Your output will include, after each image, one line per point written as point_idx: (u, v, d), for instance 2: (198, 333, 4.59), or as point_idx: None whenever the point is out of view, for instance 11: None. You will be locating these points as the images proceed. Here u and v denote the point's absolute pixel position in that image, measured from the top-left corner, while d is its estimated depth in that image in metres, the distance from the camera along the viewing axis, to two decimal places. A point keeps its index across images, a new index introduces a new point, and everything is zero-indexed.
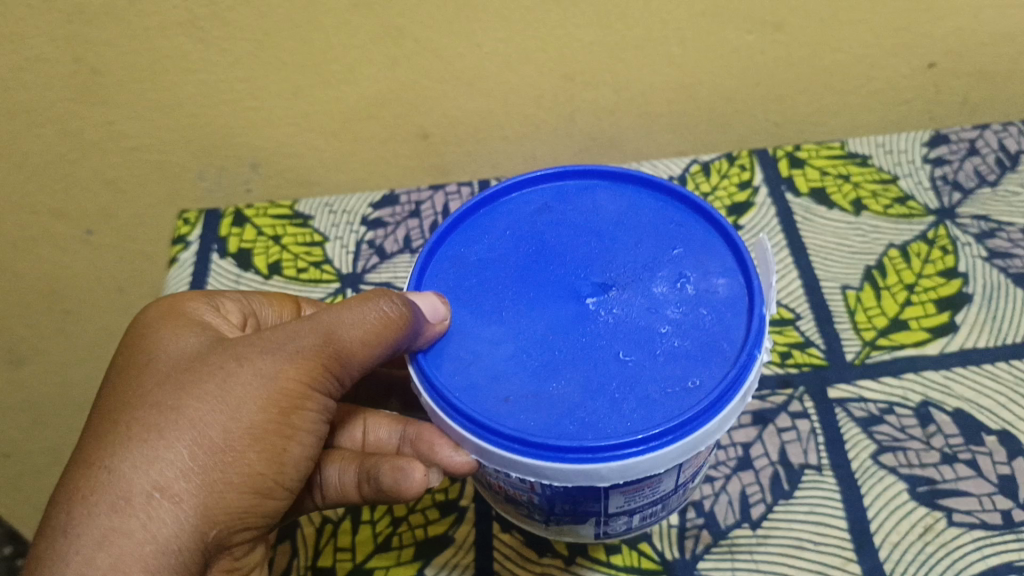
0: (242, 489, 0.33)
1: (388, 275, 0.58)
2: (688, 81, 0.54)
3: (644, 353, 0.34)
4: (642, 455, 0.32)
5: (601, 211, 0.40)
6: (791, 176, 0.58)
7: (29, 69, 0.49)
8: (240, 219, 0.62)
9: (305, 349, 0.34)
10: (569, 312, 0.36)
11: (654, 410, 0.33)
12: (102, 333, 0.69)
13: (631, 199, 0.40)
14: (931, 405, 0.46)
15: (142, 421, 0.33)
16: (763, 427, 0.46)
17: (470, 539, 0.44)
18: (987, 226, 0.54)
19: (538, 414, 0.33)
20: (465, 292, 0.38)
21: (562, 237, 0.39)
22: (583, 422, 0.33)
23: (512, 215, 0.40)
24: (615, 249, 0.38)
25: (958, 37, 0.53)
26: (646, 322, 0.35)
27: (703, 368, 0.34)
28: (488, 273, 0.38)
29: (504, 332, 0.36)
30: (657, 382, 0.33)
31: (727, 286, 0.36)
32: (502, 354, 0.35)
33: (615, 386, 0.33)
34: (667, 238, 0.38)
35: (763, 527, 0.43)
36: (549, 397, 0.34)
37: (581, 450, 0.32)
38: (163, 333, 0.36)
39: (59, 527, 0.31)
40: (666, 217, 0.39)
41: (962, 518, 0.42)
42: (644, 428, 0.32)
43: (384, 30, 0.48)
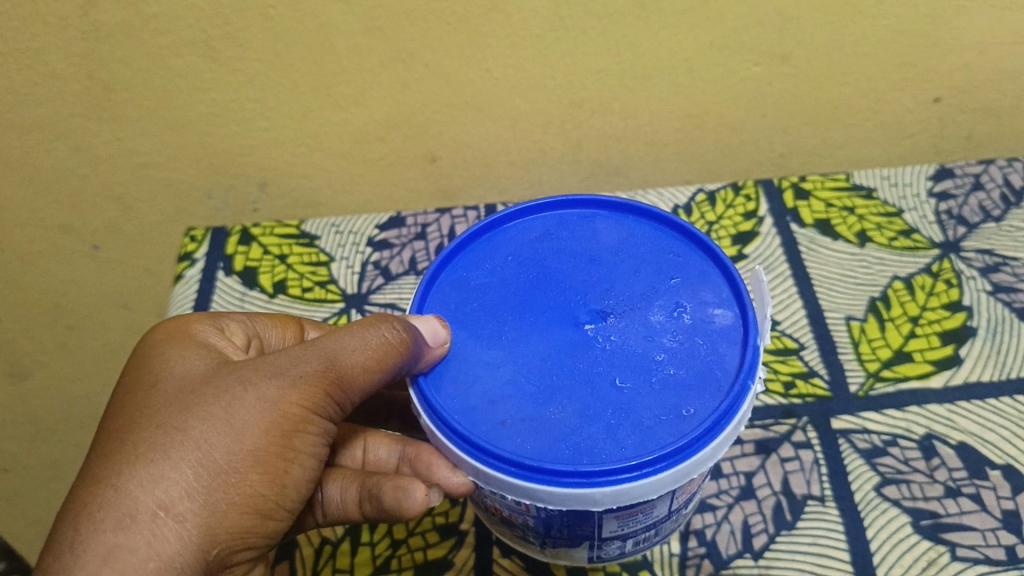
0: (245, 510, 0.33)
1: (393, 296, 0.58)
2: (695, 110, 0.54)
3: (640, 380, 0.34)
4: (637, 481, 0.32)
5: (601, 239, 0.40)
6: (796, 207, 0.58)
7: (43, 84, 0.50)
8: (246, 237, 0.62)
9: (310, 374, 0.35)
10: (569, 336, 0.36)
11: (649, 436, 0.33)
12: (105, 348, 0.69)
13: (631, 228, 0.40)
14: (935, 438, 0.46)
15: (147, 441, 0.33)
16: (766, 456, 0.46)
17: (469, 564, 0.43)
18: (991, 261, 0.54)
19: (534, 438, 0.33)
20: (466, 316, 0.38)
21: (563, 263, 0.39)
22: (578, 447, 0.33)
23: (514, 241, 0.40)
24: (615, 276, 0.38)
25: (964, 72, 0.53)
26: (643, 350, 0.35)
27: (699, 398, 0.34)
28: (489, 296, 0.38)
29: (504, 355, 0.36)
30: (652, 408, 0.33)
31: (723, 316, 0.36)
32: (502, 376, 0.35)
33: (612, 411, 0.33)
34: (666, 266, 0.39)
35: (765, 558, 0.42)
36: (546, 422, 0.33)
37: (576, 475, 0.32)
38: (169, 355, 0.36)
39: (64, 542, 0.31)
40: (665, 246, 0.39)
41: (966, 553, 0.42)
42: (638, 455, 0.32)
43: (396, 54, 0.49)
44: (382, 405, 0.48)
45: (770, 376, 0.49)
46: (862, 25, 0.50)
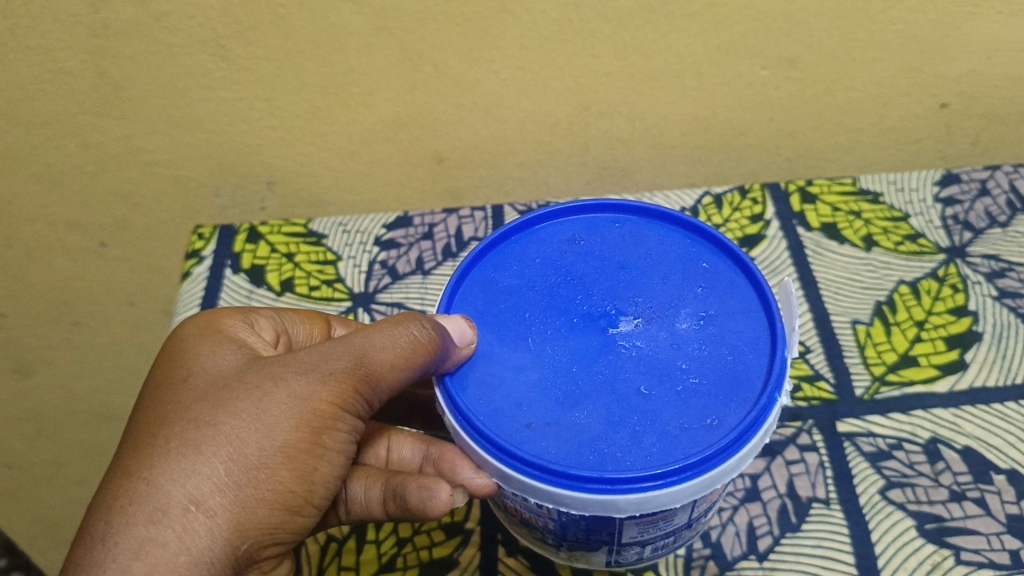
0: (274, 506, 0.33)
1: (400, 296, 0.57)
2: (703, 114, 0.55)
3: (665, 388, 0.34)
4: (661, 491, 0.32)
5: (631, 245, 0.40)
6: (802, 211, 0.57)
7: (53, 81, 0.50)
8: (253, 236, 0.60)
9: (338, 371, 0.35)
10: (593, 342, 0.36)
11: (674, 445, 0.33)
12: (109, 346, 0.70)
13: (660, 235, 0.40)
14: (940, 442, 0.46)
15: (179, 436, 0.33)
16: (771, 459, 0.46)
17: (474, 562, 0.43)
18: (997, 266, 0.53)
19: (560, 441, 0.33)
20: (493, 318, 0.38)
21: (591, 267, 0.39)
22: (603, 453, 0.33)
23: (543, 243, 0.40)
24: (642, 282, 0.38)
25: (969, 79, 0.54)
26: (668, 357, 0.35)
27: (726, 408, 0.34)
28: (516, 299, 0.38)
29: (529, 358, 0.36)
30: (677, 418, 0.34)
31: (750, 326, 0.36)
32: (526, 380, 0.35)
33: (637, 419, 0.34)
34: (694, 274, 0.39)
35: (770, 560, 0.42)
36: (571, 426, 0.34)
37: (601, 481, 0.32)
38: (201, 350, 0.37)
39: (98, 533, 0.31)
40: (693, 254, 0.39)
41: (969, 556, 0.42)
42: (663, 463, 0.32)
43: (405, 55, 0.49)
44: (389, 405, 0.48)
45: None
46: (871, 31, 0.50)
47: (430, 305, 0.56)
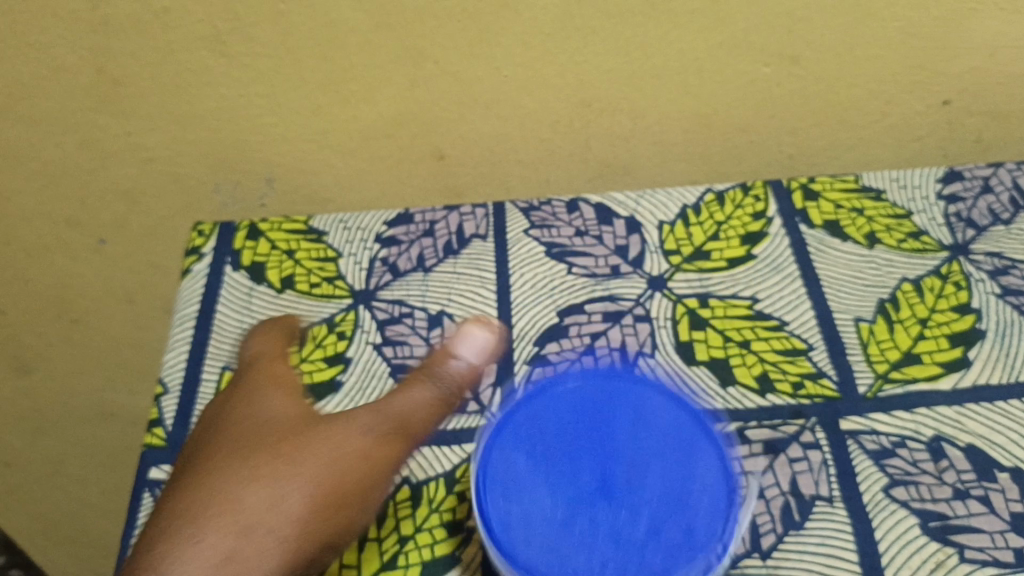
0: (321, 543, 0.37)
1: (400, 293, 0.53)
2: (704, 111, 0.56)
3: (630, 514, 0.35)
4: (649, 572, 0.34)
5: (632, 393, 0.39)
6: (804, 209, 0.57)
7: (51, 79, 0.51)
8: (253, 232, 0.58)
9: (385, 432, 0.40)
10: (585, 443, 0.37)
11: (628, 564, 0.34)
12: (108, 342, 0.71)
13: (655, 397, 0.39)
14: (944, 440, 0.45)
15: (266, 465, 0.38)
16: (774, 456, 0.45)
17: (477, 559, 0.42)
18: (1000, 263, 0.53)
19: (541, 532, 0.35)
20: (501, 421, 0.39)
21: (593, 396, 0.39)
22: (568, 554, 0.35)
23: (556, 374, 0.40)
24: (626, 418, 0.38)
25: (973, 76, 0.55)
26: (639, 491, 0.36)
27: (701, 499, 0.36)
28: (523, 403, 0.39)
29: (520, 460, 0.37)
30: (639, 535, 0.35)
31: (709, 499, 0.36)
32: (516, 468, 0.37)
33: (624, 510, 0.35)
34: (677, 443, 0.37)
35: (774, 557, 0.42)
36: (547, 524, 0.35)
37: (556, 570, 0.34)
38: (265, 392, 0.42)
39: (179, 530, 0.36)
40: (678, 424, 0.38)
41: (973, 555, 0.42)
42: (619, 573, 0.34)
43: (406, 50, 0.50)
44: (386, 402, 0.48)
45: (778, 376, 0.48)
46: (872, 28, 0.51)
47: (430, 305, 0.52)
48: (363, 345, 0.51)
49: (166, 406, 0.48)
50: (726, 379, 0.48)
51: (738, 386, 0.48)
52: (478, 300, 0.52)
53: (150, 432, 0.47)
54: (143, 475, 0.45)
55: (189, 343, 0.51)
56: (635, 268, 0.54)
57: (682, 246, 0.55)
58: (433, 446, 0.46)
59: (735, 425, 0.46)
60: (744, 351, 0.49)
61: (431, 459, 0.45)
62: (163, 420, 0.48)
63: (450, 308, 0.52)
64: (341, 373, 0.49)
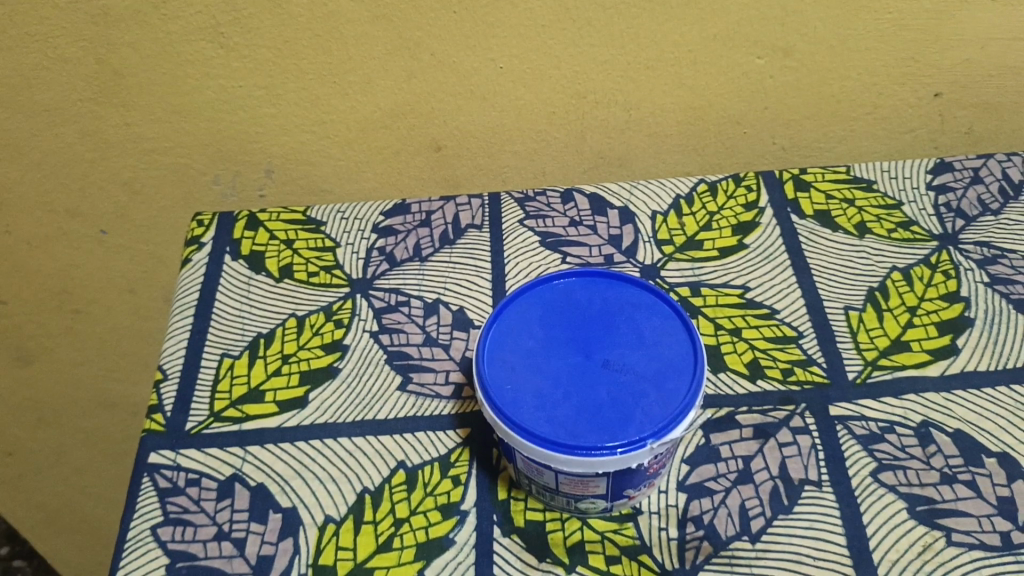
0: None
1: (398, 282, 0.54)
2: (697, 103, 0.57)
3: (589, 396, 0.39)
4: (556, 453, 0.38)
5: (655, 323, 0.42)
6: (796, 199, 0.57)
7: (52, 68, 0.52)
8: (253, 223, 0.59)
9: None
10: (596, 341, 0.41)
11: (561, 427, 0.39)
12: (108, 333, 0.75)
13: (671, 332, 0.42)
14: (932, 426, 0.46)
15: None
16: (764, 441, 0.46)
17: (471, 541, 0.43)
18: (989, 253, 0.53)
19: (515, 380, 0.40)
20: (540, 306, 0.43)
21: (622, 316, 0.43)
22: (527, 401, 0.39)
23: (601, 294, 0.44)
24: (637, 337, 0.42)
25: (964, 68, 0.56)
26: (610, 384, 0.40)
27: (631, 425, 0.38)
28: (558, 305, 0.43)
29: (536, 334, 0.42)
30: (578, 416, 0.39)
31: (656, 414, 0.39)
32: (530, 336, 0.42)
33: (575, 398, 0.39)
34: (667, 364, 0.40)
35: (762, 541, 0.42)
36: (522, 378, 0.40)
37: (504, 413, 0.39)
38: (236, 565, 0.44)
39: None
40: (681, 354, 0.41)
41: (961, 538, 0.42)
42: (545, 432, 0.38)
43: (403, 42, 0.51)
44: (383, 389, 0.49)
45: (768, 363, 0.49)
46: (866, 20, 0.52)
47: (426, 293, 0.53)
48: (359, 333, 0.51)
49: (165, 392, 0.49)
50: (716, 365, 0.49)
51: (729, 372, 0.49)
52: (474, 289, 0.53)
53: (149, 418, 0.48)
54: (143, 460, 0.46)
55: (189, 331, 0.52)
56: (628, 257, 0.55)
57: (675, 236, 0.56)
58: (428, 432, 0.47)
59: (725, 411, 0.47)
60: (735, 339, 0.50)
61: (426, 443, 0.46)
62: (162, 406, 0.48)
63: (446, 296, 0.53)
64: (338, 360, 0.50)
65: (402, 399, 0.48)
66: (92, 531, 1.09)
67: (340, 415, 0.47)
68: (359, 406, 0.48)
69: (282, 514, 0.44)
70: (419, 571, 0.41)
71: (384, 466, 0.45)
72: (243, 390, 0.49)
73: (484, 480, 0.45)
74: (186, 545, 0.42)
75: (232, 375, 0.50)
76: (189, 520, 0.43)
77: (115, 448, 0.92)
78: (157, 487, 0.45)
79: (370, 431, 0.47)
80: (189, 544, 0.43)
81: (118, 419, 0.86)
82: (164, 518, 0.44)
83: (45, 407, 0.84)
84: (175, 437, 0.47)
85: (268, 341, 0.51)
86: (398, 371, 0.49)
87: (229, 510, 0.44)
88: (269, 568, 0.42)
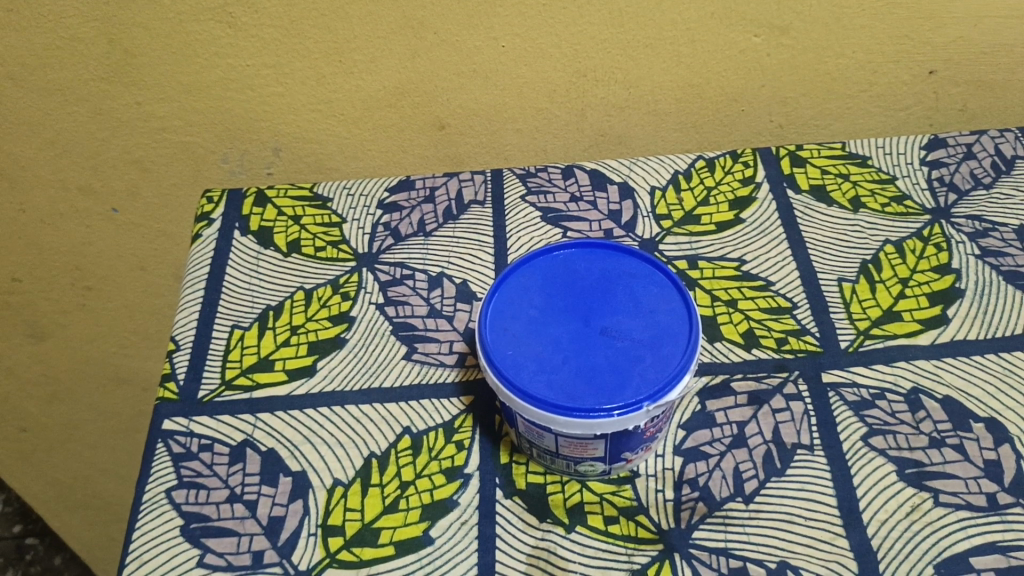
0: None
1: (403, 256, 0.56)
2: (696, 81, 0.58)
3: (589, 361, 0.41)
4: (555, 414, 0.40)
5: (653, 291, 0.44)
6: (792, 174, 0.59)
7: (64, 47, 0.54)
8: (261, 199, 0.60)
9: None
10: (595, 308, 0.43)
11: (561, 390, 0.40)
12: (122, 309, 0.77)
13: (668, 299, 0.43)
14: (922, 392, 0.47)
15: None
16: (758, 407, 0.47)
17: (474, 503, 0.44)
18: (981, 226, 0.54)
19: (516, 345, 0.42)
20: (542, 274, 0.45)
21: (620, 284, 0.44)
22: (529, 365, 0.41)
23: (600, 262, 0.45)
24: (636, 304, 0.43)
25: (958, 46, 0.57)
26: (608, 349, 0.41)
27: (628, 388, 0.40)
28: (559, 273, 0.45)
29: (537, 301, 0.44)
30: (578, 379, 0.40)
31: (654, 377, 0.40)
32: (531, 303, 0.44)
33: (574, 362, 0.41)
34: (664, 330, 0.42)
35: (755, 502, 0.43)
36: (523, 344, 0.42)
37: (507, 377, 0.41)
38: None
39: None
40: (678, 320, 0.42)
41: (948, 499, 0.43)
42: (547, 395, 0.40)
43: (407, 22, 0.52)
44: (388, 359, 0.50)
45: (763, 332, 0.50)
46: None
47: (431, 266, 0.55)
48: (366, 305, 0.53)
49: (178, 361, 0.50)
50: (713, 334, 0.50)
51: (725, 341, 0.50)
52: (476, 262, 0.55)
53: (163, 386, 0.49)
54: (157, 427, 0.48)
55: (200, 303, 0.53)
56: (627, 231, 0.56)
57: (673, 211, 0.57)
58: (432, 399, 0.48)
59: (721, 378, 0.49)
60: (731, 310, 0.51)
61: (431, 410, 0.48)
62: (175, 375, 0.50)
63: (449, 270, 0.54)
64: (345, 331, 0.51)
65: (407, 368, 0.50)
66: (105, 505, 1.12)
67: (347, 383, 0.49)
68: (365, 374, 0.49)
69: (292, 477, 0.45)
70: (425, 531, 0.43)
71: (390, 432, 0.47)
72: (253, 360, 0.50)
73: (487, 444, 0.46)
74: (200, 507, 0.44)
75: (242, 346, 0.51)
76: (203, 483, 0.45)
77: (126, 424, 0.94)
78: (171, 452, 0.46)
79: (376, 398, 0.48)
80: (203, 506, 0.44)
81: (129, 395, 0.89)
82: (178, 482, 0.45)
83: (58, 381, 0.86)
84: (188, 404, 0.48)
85: (277, 313, 0.53)
86: (403, 341, 0.51)
87: (241, 474, 0.45)
88: (280, 528, 0.43)
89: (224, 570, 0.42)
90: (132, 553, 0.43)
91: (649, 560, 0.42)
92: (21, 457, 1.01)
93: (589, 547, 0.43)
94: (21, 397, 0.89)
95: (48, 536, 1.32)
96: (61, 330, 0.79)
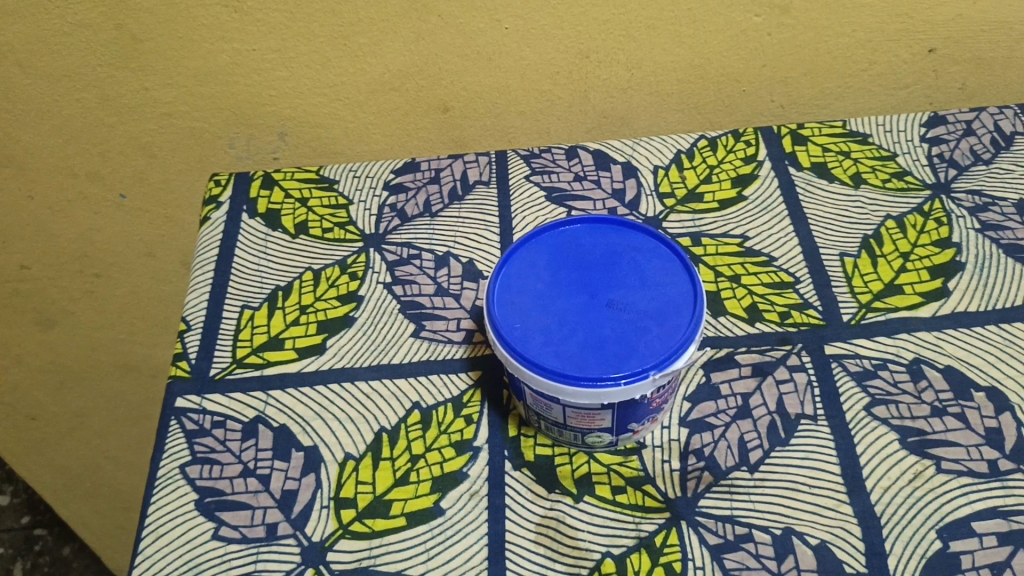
0: None
1: (409, 236, 0.56)
2: (697, 61, 0.59)
3: (595, 333, 0.41)
4: (563, 384, 0.40)
5: (658, 265, 0.44)
6: (793, 152, 0.59)
7: (72, 34, 0.55)
8: (268, 182, 0.61)
9: None
10: (601, 282, 0.44)
11: (568, 361, 0.41)
12: (129, 295, 0.78)
13: (672, 273, 0.44)
14: (923, 362, 0.48)
15: None
16: (762, 378, 0.48)
17: (484, 475, 0.45)
18: (981, 201, 0.55)
19: (524, 319, 0.42)
20: (549, 250, 0.46)
21: (626, 259, 0.45)
22: (537, 338, 0.42)
23: (606, 238, 0.46)
24: (641, 277, 0.44)
25: (957, 24, 0.58)
26: (615, 320, 0.42)
27: (634, 357, 0.40)
28: (566, 249, 0.46)
29: (544, 276, 0.44)
30: (586, 350, 0.41)
31: (660, 345, 0.41)
32: (537, 279, 0.44)
33: (581, 334, 0.41)
34: (670, 301, 0.43)
35: (760, 471, 0.44)
36: (531, 318, 0.42)
37: (516, 349, 0.41)
38: None
39: None
40: (682, 293, 0.43)
41: (950, 465, 0.44)
42: (555, 365, 0.40)
43: (411, 4, 0.53)
44: (396, 336, 0.51)
45: (766, 307, 0.51)
46: None
47: (438, 246, 0.55)
48: (373, 284, 0.53)
49: (189, 340, 0.51)
50: (717, 309, 0.51)
51: (729, 316, 0.51)
52: (482, 241, 0.55)
53: (175, 365, 0.50)
54: (171, 405, 0.48)
55: (210, 284, 0.54)
56: (631, 209, 0.57)
57: (676, 189, 0.58)
58: (441, 375, 0.49)
59: (725, 351, 0.49)
60: (734, 285, 0.52)
61: (440, 386, 0.48)
62: (187, 354, 0.51)
63: (456, 249, 0.55)
64: (354, 310, 0.52)
65: (415, 345, 0.50)
66: (115, 493, 1.13)
67: (356, 360, 0.50)
68: (374, 352, 0.50)
69: (304, 452, 0.46)
70: (436, 502, 0.44)
71: (400, 407, 0.47)
72: (264, 339, 0.51)
73: (496, 418, 0.47)
74: (214, 482, 0.45)
75: (253, 325, 0.52)
76: (216, 459, 0.46)
77: (135, 412, 0.95)
78: (184, 429, 0.47)
79: (386, 374, 0.49)
80: (217, 481, 0.45)
81: (137, 382, 0.90)
82: (192, 457, 0.46)
83: (67, 369, 0.87)
84: (201, 382, 0.49)
85: (286, 293, 0.53)
86: (412, 319, 0.51)
87: (254, 449, 0.46)
88: (294, 501, 0.44)
89: (239, 542, 0.43)
90: (148, 527, 0.44)
91: (656, 527, 0.43)
92: (31, 446, 1.02)
93: (597, 516, 0.43)
94: (31, 385, 0.90)
95: (57, 526, 1.33)
96: (69, 318, 0.80)
